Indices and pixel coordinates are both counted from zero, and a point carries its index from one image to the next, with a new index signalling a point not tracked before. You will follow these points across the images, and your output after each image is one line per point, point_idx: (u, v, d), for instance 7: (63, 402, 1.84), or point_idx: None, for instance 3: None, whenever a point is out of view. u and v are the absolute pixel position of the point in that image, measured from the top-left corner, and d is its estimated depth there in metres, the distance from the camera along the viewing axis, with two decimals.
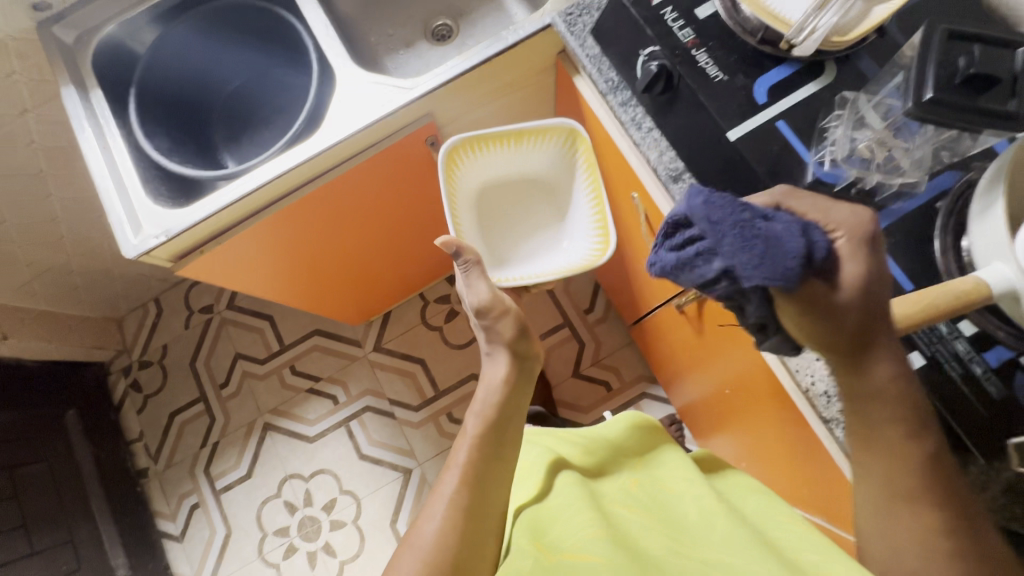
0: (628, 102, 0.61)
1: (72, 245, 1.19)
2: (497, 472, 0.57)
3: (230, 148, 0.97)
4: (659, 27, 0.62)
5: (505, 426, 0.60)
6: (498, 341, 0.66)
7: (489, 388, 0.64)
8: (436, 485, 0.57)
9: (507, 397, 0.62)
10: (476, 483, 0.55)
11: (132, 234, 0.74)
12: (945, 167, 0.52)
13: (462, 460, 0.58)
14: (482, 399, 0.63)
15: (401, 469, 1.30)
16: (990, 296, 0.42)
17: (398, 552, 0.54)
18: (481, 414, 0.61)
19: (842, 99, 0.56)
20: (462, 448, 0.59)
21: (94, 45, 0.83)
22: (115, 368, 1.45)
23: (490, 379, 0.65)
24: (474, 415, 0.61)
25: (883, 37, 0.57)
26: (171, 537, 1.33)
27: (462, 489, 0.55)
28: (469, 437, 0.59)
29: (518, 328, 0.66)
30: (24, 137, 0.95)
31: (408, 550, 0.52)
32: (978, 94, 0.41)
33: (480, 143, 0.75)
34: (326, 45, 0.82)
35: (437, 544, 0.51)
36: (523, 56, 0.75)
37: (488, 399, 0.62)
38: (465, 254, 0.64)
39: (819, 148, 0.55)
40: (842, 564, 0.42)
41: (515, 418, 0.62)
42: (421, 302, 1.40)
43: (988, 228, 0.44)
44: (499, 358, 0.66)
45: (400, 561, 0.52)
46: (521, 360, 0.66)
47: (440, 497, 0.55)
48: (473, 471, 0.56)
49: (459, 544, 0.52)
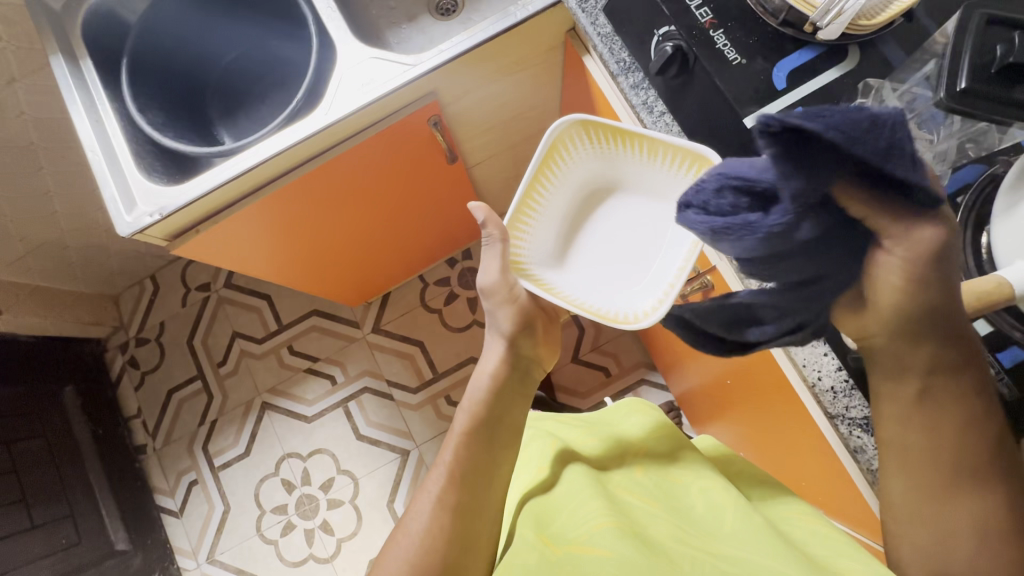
0: (640, 85, 0.59)
1: (66, 220, 1.16)
2: (483, 471, 0.56)
3: (227, 124, 0.94)
4: (676, 5, 0.59)
5: (493, 421, 0.58)
6: (496, 331, 0.62)
7: (477, 380, 0.60)
8: (422, 484, 0.56)
9: (496, 390, 0.59)
10: (465, 481, 0.55)
11: (126, 211, 0.72)
12: (970, 160, 0.50)
13: (449, 458, 0.56)
14: (470, 391, 0.60)
15: (399, 451, 1.31)
16: (1011, 297, 0.41)
17: (387, 543, 0.54)
18: (468, 409, 0.58)
19: (864, 86, 0.54)
20: (452, 444, 0.57)
21: (85, 13, 0.79)
22: (112, 345, 1.44)
23: (480, 368, 0.61)
24: (463, 409, 0.58)
25: (911, 22, 0.55)
26: (169, 512, 1.34)
27: (455, 484, 0.54)
28: (457, 434, 0.57)
29: (520, 322, 0.61)
30: (14, 107, 0.92)
31: (396, 545, 0.53)
32: (1013, 86, 0.39)
33: (612, 134, 0.61)
34: (327, 17, 0.79)
35: (422, 546, 0.51)
36: (532, 32, 0.73)
37: (476, 390, 0.59)
38: (490, 226, 0.58)
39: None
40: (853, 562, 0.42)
41: (506, 415, 0.59)
42: (421, 285, 1.39)
43: (1014, 224, 0.43)
44: (496, 348, 0.62)
45: (389, 554, 0.52)
46: (517, 354, 0.62)
47: (427, 495, 0.54)
48: (462, 470, 0.55)
49: (447, 545, 0.51)
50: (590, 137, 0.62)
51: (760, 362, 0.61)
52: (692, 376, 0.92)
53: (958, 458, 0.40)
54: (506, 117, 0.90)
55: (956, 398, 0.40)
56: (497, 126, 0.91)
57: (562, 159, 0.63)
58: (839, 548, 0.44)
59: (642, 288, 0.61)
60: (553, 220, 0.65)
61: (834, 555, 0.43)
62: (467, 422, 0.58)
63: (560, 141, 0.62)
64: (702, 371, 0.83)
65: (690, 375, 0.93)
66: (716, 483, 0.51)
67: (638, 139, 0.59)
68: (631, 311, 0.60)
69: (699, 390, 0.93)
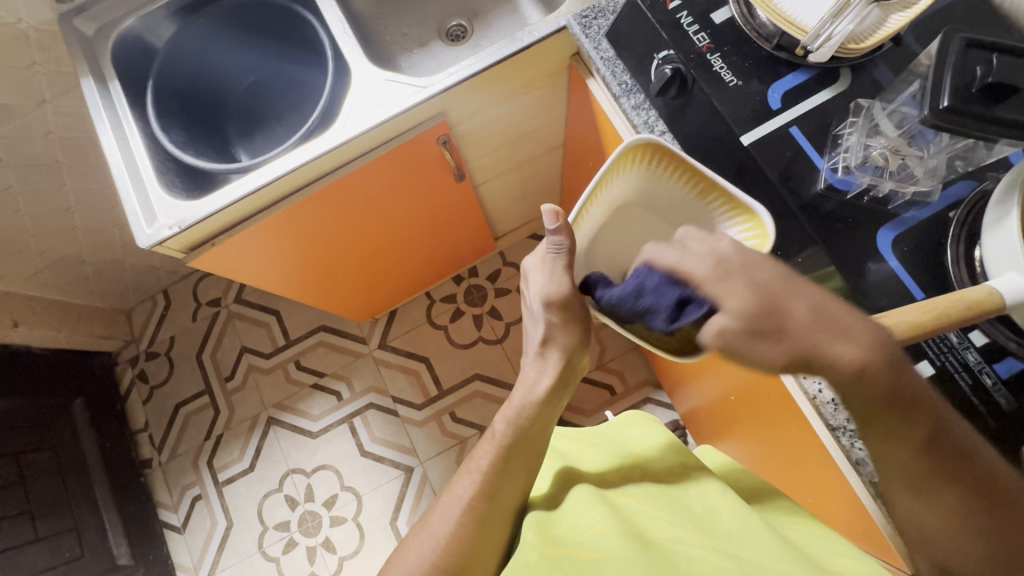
0: (641, 105, 0.61)
1: (84, 235, 1.20)
2: (512, 475, 0.57)
3: (245, 143, 0.98)
4: (675, 30, 0.62)
5: (531, 435, 0.58)
6: (555, 345, 0.59)
7: (525, 391, 0.60)
8: (450, 486, 0.57)
9: (541, 406, 0.59)
10: (490, 482, 0.56)
11: (147, 224, 0.74)
12: (959, 177, 0.52)
13: (482, 461, 0.58)
14: (514, 400, 0.60)
15: (403, 467, 1.31)
16: (1003, 306, 0.42)
17: (408, 540, 0.56)
18: (507, 420, 0.59)
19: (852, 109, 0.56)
20: (485, 449, 0.58)
21: (114, 38, 0.84)
22: (123, 358, 1.46)
23: (527, 383, 0.60)
24: (502, 418, 0.59)
25: (899, 47, 0.57)
26: (173, 528, 1.34)
27: (482, 488, 0.55)
28: (497, 440, 0.58)
29: (579, 340, 0.59)
30: (41, 127, 0.96)
31: (419, 542, 0.54)
32: (994, 105, 0.41)
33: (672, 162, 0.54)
34: (342, 42, 0.83)
35: (446, 547, 0.52)
36: (538, 56, 0.76)
37: (519, 403, 0.59)
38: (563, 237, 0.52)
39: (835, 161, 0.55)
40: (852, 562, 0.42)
41: (545, 431, 0.59)
42: (428, 301, 1.41)
43: (1004, 237, 0.44)
44: (550, 362, 0.59)
45: (410, 550, 0.54)
46: (569, 367, 0.60)
47: (454, 497, 0.56)
48: (489, 474, 0.56)
49: (469, 547, 0.52)
50: (648, 160, 0.54)
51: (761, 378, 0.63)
52: (698, 394, 0.93)
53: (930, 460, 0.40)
54: (513, 137, 0.93)
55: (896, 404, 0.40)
56: (504, 146, 0.94)
57: (616, 177, 0.55)
58: (837, 550, 0.44)
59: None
60: (593, 242, 0.59)
61: (832, 556, 0.44)
62: (506, 430, 0.58)
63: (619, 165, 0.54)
64: (708, 388, 0.84)
65: (696, 393, 0.94)
66: (719, 492, 0.51)
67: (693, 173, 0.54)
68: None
69: (705, 408, 0.93)
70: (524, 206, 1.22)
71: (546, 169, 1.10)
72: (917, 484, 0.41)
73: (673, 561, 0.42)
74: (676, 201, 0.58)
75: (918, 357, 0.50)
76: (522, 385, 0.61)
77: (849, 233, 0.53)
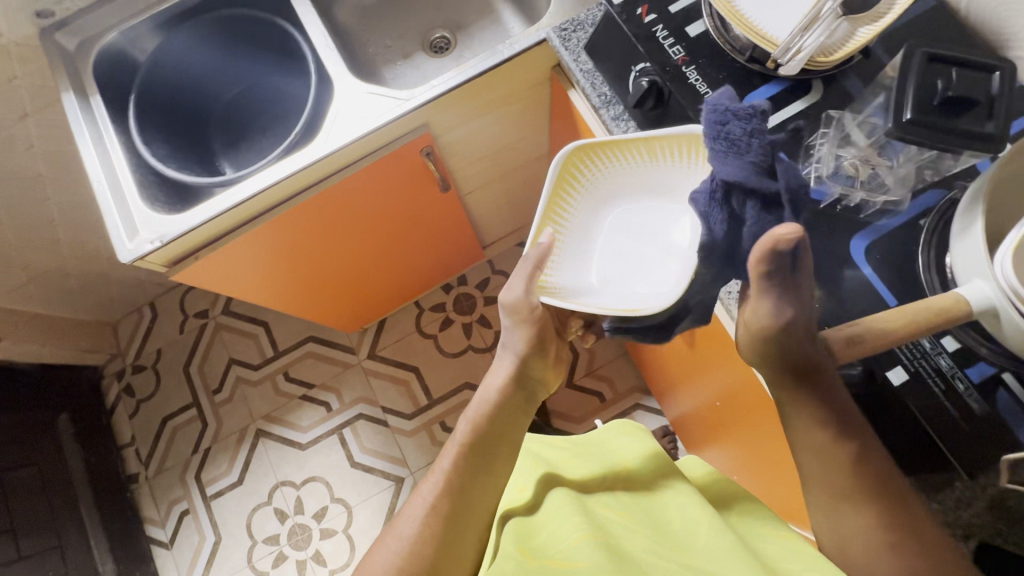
0: (620, 117, 0.63)
1: (68, 249, 1.19)
2: (478, 479, 0.57)
3: (229, 154, 0.98)
4: (650, 43, 0.63)
5: (493, 434, 0.59)
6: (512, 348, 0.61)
7: (485, 393, 0.61)
8: (416, 488, 0.56)
9: (497, 408, 0.60)
10: (455, 480, 0.55)
11: (128, 238, 0.74)
12: (928, 186, 0.53)
13: (446, 461, 0.57)
14: (476, 402, 0.61)
15: (393, 478, 1.30)
16: (970, 312, 0.43)
17: (375, 545, 0.55)
18: (470, 422, 0.59)
19: (725, 113, 0.49)
20: (449, 451, 0.58)
21: (95, 52, 0.84)
22: (108, 372, 1.44)
23: (484, 389, 0.61)
24: (466, 420, 0.60)
25: (868, 58, 0.58)
26: (159, 543, 1.32)
27: (448, 486, 0.55)
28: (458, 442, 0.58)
29: (536, 341, 0.60)
30: (23, 141, 0.96)
31: (384, 547, 0.53)
32: (956, 115, 0.41)
33: (614, 150, 0.59)
34: (325, 56, 0.83)
35: (411, 550, 0.52)
36: (519, 68, 0.77)
37: (481, 404, 0.60)
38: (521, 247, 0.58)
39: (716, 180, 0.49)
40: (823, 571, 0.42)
41: (508, 432, 0.60)
42: (417, 311, 1.41)
43: (968, 246, 0.45)
44: (506, 363, 0.62)
45: (375, 555, 0.53)
46: (525, 372, 0.62)
47: (420, 498, 0.55)
48: (454, 472, 0.56)
49: (434, 551, 0.52)
50: (590, 160, 0.59)
51: (745, 385, 0.64)
52: (686, 401, 0.94)
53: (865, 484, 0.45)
54: (498, 147, 0.93)
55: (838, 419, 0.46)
56: (489, 157, 0.95)
57: (570, 188, 0.60)
58: (811, 560, 0.44)
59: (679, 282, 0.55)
60: (573, 251, 0.60)
61: (804, 567, 0.44)
62: (470, 431, 0.59)
63: (562, 178, 0.59)
64: (696, 395, 0.85)
65: (684, 399, 0.94)
66: (698, 502, 0.51)
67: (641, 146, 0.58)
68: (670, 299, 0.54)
69: (693, 414, 0.94)
70: (511, 214, 1.23)
71: (532, 179, 1.11)
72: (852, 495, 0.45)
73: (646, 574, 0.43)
74: (643, 180, 0.61)
75: (892, 364, 0.51)
76: (482, 392, 0.62)
77: (823, 242, 0.54)
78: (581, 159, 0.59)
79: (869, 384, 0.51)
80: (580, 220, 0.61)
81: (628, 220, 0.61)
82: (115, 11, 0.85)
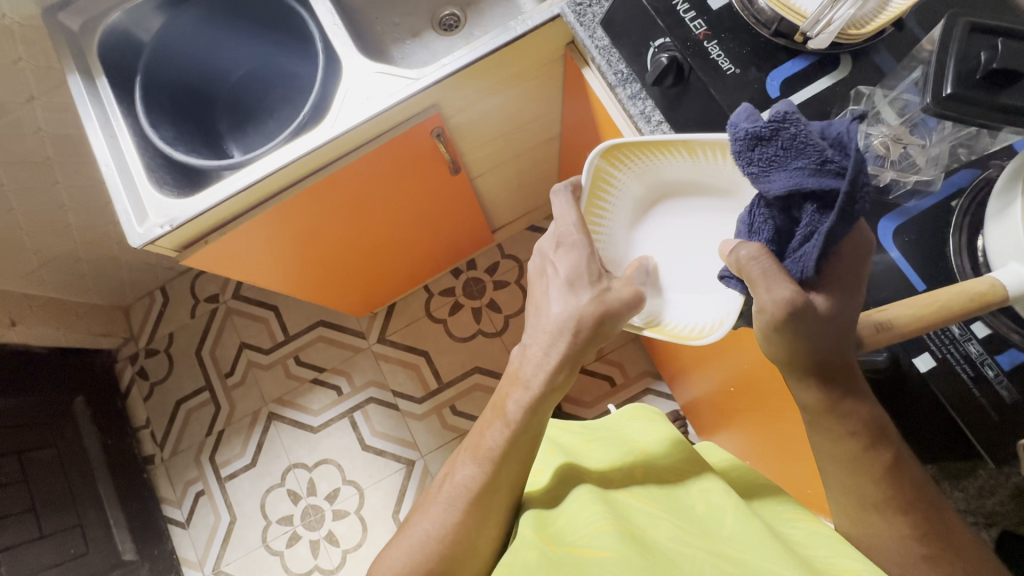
0: (637, 95, 0.60)
1: (79, 233, 1.19)
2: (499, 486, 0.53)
3: (237, 138, 0.97)
4: (671, 17, 0.61)
5: (538, 426, 0.54)
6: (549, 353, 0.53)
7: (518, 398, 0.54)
8: (436, 486, 0.55)
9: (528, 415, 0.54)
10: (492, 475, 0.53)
11: (138, 223, 0.74)
12: (962, 165, 0.51)
13: (491, 448, 0.53)
14: (526, 383, 0.54)
15: (405, 461, 1.31)
16: (1006, 298, 0.41)
17: (391, 540, 0.54)
18: (521, 410, 0.53)
19: (749, 136, 0.42)
20: (495, 435, 0.53)
21: (99, 32, 0.82)
22: (122, 356, 1.46)
23: (538, 372, 0.54)
24: (516, 404, 0.53)
25: (901, 31, 0.56)
26: (176, 522, 1.34)
27: (481, 482, 0.53)
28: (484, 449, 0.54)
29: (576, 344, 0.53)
30: (31, 124, 0.95)
31: (400, 547, 0.52)
32: (998, 91, 0.39)
33: (650, 148, 0.56)
34: (332, 34, 0.81)
35: (423, 551, 0.51)
36: (532, 46, 0.74)
37: (535, 390, 0.53)
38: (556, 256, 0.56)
39: (760, 207, 0.44)
40: (849, 563, 0.41)
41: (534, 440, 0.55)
42: (426, 295, 1.40)
43: (1005, 228, 0.43)
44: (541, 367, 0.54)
45: (391, 551, 0.52)
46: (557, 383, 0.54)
47: (458, 485, 0.53)
48: (495, 463, 0.53)
49: (448, 553, 0.50)
50: (626, 159, 0.58)
51: (757, 366, 0.62)
52: (697, 385, 0.93)
53: (904, 490, 0.43)
54: (509, 129, 0.91)
55: (879, 429, 0.44)
56: (499, 138, 0.93)
57: (608, 189, 0.60)
58: (841, 550, 0.43)
59: (729, 292, 0.55)
60: (620, 241, 0.62)
61: (832, 556, 0.42)
62: (519, 418, 0.53)
63: (602, 183, 0.59)
64: (708, 379, 0.84)
65: (695, 384, 0.94)
66: (722, 491, 0.50)
67: (678, 147, 0.54)
68: (720, 315, 0.55)
69: (704, 399, 0.93)
70: (521, 197, 1.21)
71: (543, 161, 1.09)
72: (889, 505, 0.43)
73: (672, 564, 0.41)
74: (693, 172, 0.58)
75: (919, 350, 0.49)
76: (531, 373, 0.54)
77: None
78: (614, 159, 0.57)
79: (894, 370, 0.50)
80: (626, 211, 0.61)
81: (678, 204, 0.60)
82: None
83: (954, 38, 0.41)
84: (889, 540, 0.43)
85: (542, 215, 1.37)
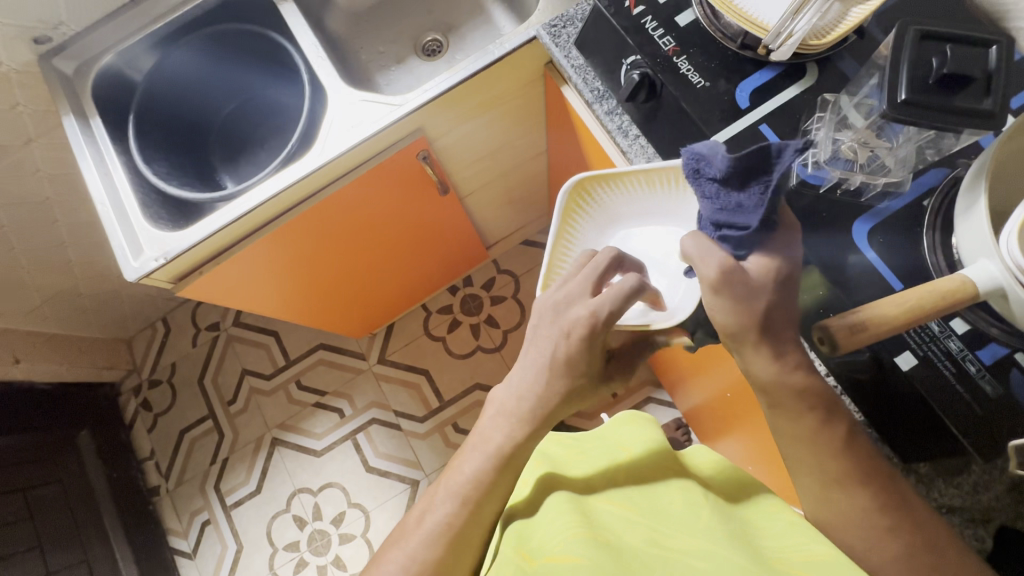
0: (614, 111, 0.62)
1: (79, 269, 1.21)
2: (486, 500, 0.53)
3: (229, 169, 0.98)
4: (640, 36, 0.62)
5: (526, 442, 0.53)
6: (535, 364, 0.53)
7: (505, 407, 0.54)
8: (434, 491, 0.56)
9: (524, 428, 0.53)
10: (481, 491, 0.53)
11: (134, 257, 0.75)
12: (929, 166, 0.52)
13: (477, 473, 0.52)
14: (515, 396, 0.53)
15: (409, 481, 1.31)
16: (977, 295, 0.42)
17: (386, 547, 0.56)
18: (509, 415, 0.53)
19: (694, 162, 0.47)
20: (475, 457, 0.54)
21: (94, 74, 0.86)
22: (126, 388, 1.47)
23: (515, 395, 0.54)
24: (490, 426, 0.54)
25: (863, 38, 0.58)
26: (183, 554, 1.34)
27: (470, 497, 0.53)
28: (479, 451, 0.54)
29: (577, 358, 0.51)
30: (30, 166, 0.97)
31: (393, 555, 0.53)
32: (952, 94, 0.41)
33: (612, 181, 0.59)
34: (317, 65, 0.83)
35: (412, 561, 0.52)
36: (511, 67, 0.76)
37: (503, 421, 0.54)
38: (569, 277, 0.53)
39: (710, 195, 0.46)
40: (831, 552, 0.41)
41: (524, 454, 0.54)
42: (424, 313, 1.41)
43: (972, 226, 0.44)
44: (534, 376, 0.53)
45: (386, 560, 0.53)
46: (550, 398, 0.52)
47: (447, 497, 0.54)
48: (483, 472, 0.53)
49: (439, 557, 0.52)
50: (590, 195, 0.60)
51: None
52: (696, 392, 0.94)
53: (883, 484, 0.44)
54: (495, 148, 0.93)
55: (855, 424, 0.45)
56: (486, 158, 0.95)
57: (575, 224, 0.60)
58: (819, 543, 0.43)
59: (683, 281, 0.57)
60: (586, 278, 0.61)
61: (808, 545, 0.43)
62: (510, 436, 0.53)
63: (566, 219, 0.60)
64: (706, 387, 0.84)
65: (694, 392, 0.94)
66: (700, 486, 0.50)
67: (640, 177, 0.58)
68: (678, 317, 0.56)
69: (704, 407, 0.94)
70: (513, 212, 1.23)
71: (532, 177, 1.10)
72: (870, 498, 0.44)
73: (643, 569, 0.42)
74: (648, 209, 0.60)
75: (901, 349, 0.50)
76: (516, 383, 0.54)
77: (825, 228, 0.53)
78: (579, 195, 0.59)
79: (877, 370, 0.50)
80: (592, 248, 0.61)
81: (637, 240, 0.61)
82: (114, 34, 0.87)
83: (906, 45, 0.42)
84: (860, 527, 0.44)
85: (535, 229, 1.39)
